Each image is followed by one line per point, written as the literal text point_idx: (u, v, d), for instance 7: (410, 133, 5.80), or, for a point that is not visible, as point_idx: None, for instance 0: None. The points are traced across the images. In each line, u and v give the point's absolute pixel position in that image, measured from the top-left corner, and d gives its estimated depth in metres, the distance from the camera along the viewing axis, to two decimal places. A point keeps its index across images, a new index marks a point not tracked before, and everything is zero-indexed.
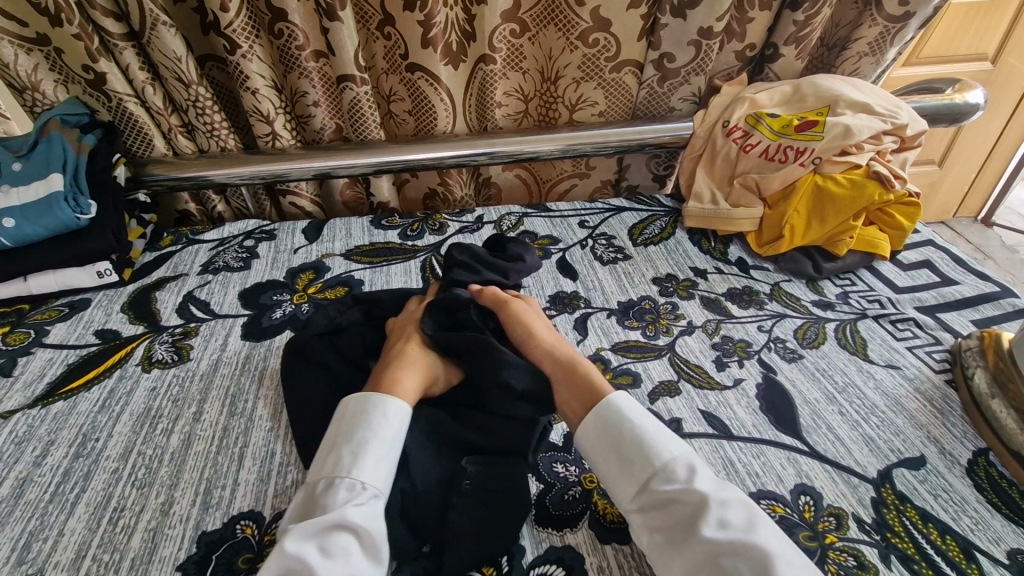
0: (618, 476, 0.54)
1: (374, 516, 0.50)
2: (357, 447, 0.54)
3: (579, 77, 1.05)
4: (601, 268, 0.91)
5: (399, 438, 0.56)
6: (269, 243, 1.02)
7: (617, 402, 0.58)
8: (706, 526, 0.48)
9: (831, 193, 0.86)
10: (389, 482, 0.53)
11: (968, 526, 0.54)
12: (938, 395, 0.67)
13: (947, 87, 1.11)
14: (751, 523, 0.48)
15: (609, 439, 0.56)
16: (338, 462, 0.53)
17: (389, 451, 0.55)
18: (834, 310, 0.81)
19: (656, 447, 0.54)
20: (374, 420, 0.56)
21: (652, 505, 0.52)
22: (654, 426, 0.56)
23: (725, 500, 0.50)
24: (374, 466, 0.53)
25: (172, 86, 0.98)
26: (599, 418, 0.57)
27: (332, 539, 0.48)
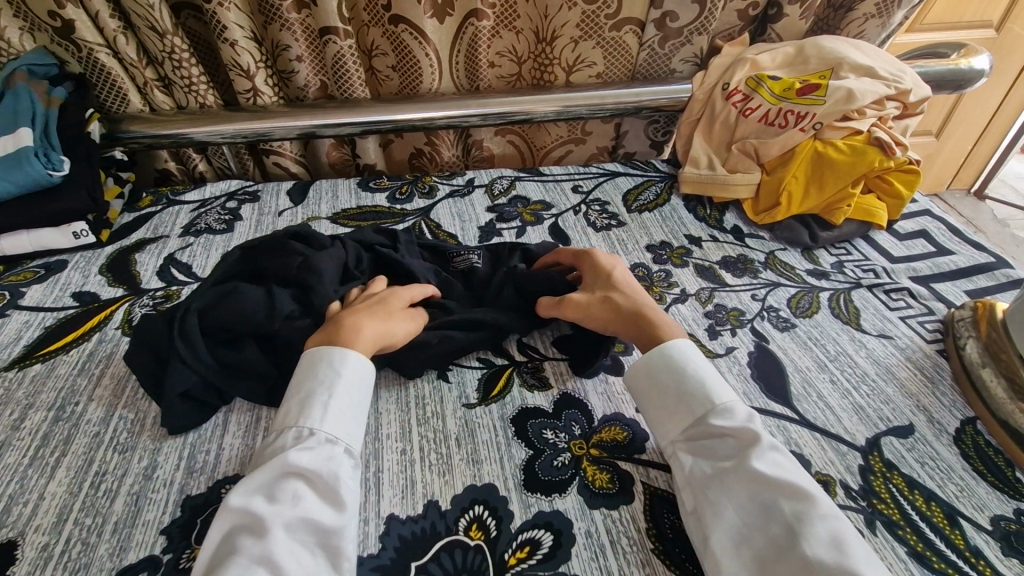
0: (674, 412, 0.57)
1: (326, 460, 0.53)
2: (311, 400, 0.56)
3: (577, 37, 1.00)
4: (594, 234, 0.89)
5: (347, 387, 0.58)
6: (253, 205, 0.99)
7: (685, 353, 0.60)
8: (755, 460, 0.51)
9: (830, 159, 0.84)
10: (342, 428, 0.56)
11: (953, 493, 0.54)
12: (928, 363, 0.67)
13: (952, 52, 1.09)
14: (795, 468, 0.51)
15: (668, 380, 0.59)
16: (289, 417, 0.56)
17: (343, 397, 0.57)
18: (828, 279, 0.80)
19: (718, 393, 0.57)
20: (326, 374, 0.58)
21: (703, 438, 0.55)
22: (715, 376, 0.59)
23: (776, 446, 0.53)
24: (327, 413, 0.56)
25: (145, 36, 0.92)
26: (665, 359, 0.60)
27: (281, 484, 0.50)
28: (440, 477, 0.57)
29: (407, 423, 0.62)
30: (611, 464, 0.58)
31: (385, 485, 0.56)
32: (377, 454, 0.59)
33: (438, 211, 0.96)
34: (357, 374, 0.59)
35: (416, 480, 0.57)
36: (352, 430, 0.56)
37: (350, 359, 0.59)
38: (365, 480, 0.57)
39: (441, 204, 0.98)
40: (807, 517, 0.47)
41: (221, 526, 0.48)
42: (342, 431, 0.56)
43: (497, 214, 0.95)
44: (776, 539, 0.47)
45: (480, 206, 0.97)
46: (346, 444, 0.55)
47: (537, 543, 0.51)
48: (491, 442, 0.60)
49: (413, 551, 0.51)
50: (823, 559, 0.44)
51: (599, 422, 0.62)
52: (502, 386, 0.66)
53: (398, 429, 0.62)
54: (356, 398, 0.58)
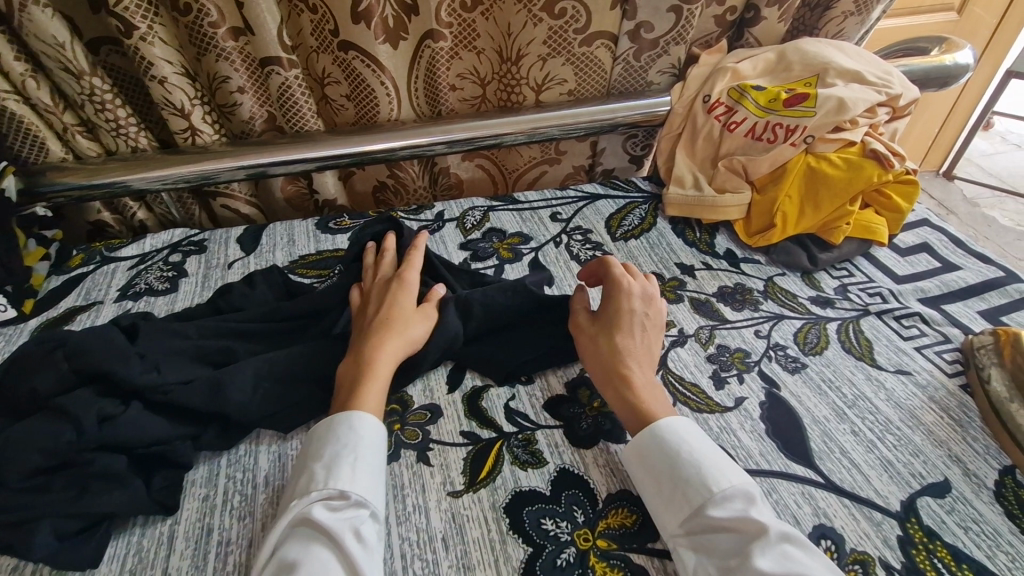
0: (668, 499, 0.51)
1: (353, 523, 0.48)
2: (335, 460, 0.52)
3: (544, 54, 0.92)
4: (578, 269, 0.82)
5: (370, 446, 0.54)
6: (199, 258, 0.89)
7: (677, 430, 0.54)
8: (762, 559, 0.44)
9: (824, 174, 0.79)
10: (371, 487, 0.51)
11: (1005, 564, 0.48)
12: (954, 403, 0.61)
13: (934, 47, 1.04)
14: (813, 561, 0.45)
15: (660, 462, 0.52)
16: (313, 479, 0.51)
17: (366, 456, 0.53)
18: (834, 307, 0.74)
19: (711, 474, 0.50)
20: (347, 431, 0.54)
21: (703, 532, 0.48)
22: (713, 453, 0.53)
23: (785, 536, 0.46)
24: (355, 472, 0.51)
25: (60, 79, 0.82)
26: (655, 437, 0.54)
27: (311, 552, 0.46)
28: None
29: (385, 523, 0.54)
30: (622, 558, 0.51)
31: None
32: None
33: None
34: (377, 433, 0.55)
35: None
36: (381, 492, 0.52)
37: (371, 417, 0.55)
38: None
39: None
40: None
41: None
42: (371, 492, 0.51)
43: (471, 252, 0.87)
44: None
45: (452, 243, 0.89)
46: (374, 506, 0.50)
47: None
48: (484, 541, 0.52)
49: None
50: None
51: (604, 504, 0.55)
52: (491, 465, 0.58)
53: None
54: (380, 457, 0.54)
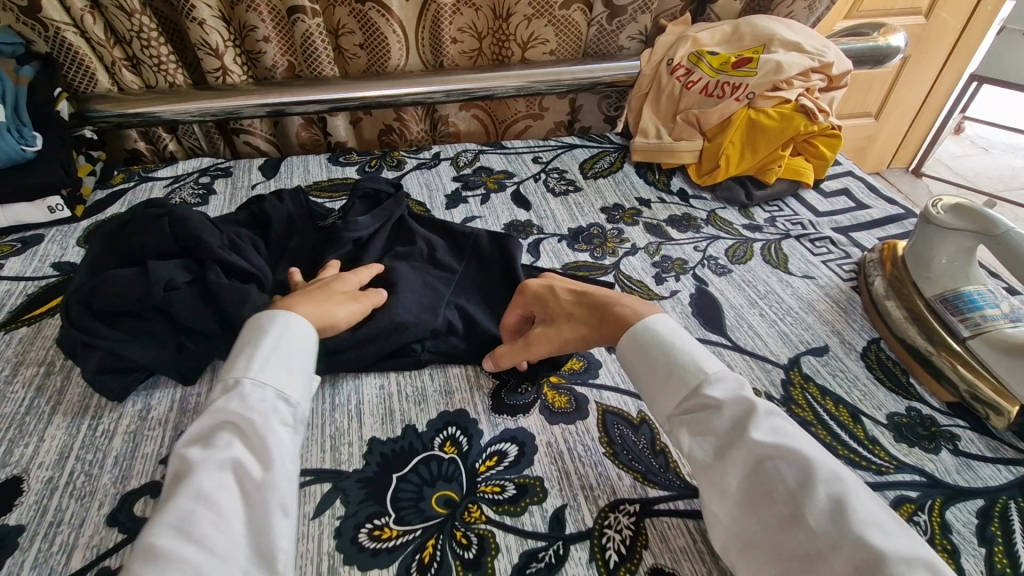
0: (660, 388, 0.57)
1: (255, 403, 0.52)
2: (239, 355, 0.56)
3: (530, 14, 1.06)
4: (553, 199, 0.97)
5: (274, 341, 0.57)
6: (226, 180, 1.03)
7: (666, 330, 0.59)
8: (753, 431, 0.50)
9: (762, 125, 0.93)
10: (275, 372, 0.55)
11: (858, 397, 0.63)
12: (843, 297, 0.77)
13: (873, 32, 1.20)
14: (797, 431, 0.50)
15: (655, 357, 0.58)
16: (221, 373, 0.55)
17: (278, 346, 0.57)
18: (761, 231, 0.89)
19: (702, 364, 0.56)
20: (254, 332, 0.58)
21: (696, 414, 0.54)
22: (700, 346, 0.58)
23: (770, 411, 0.52)
24: (257, 361, 0.55)
25: (113, 16, 0.95)
26: (653, 347, 0.58)
27: (213, 433, 0.51)
28: (416, 406, 0.63)
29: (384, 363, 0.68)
30: (569, 388, 0.65)
31: (366, 414, 0.62)
32: (358, 390, 0.65)
33: (407, 181, 1.02)
34: (285, 328, 0.58)
35: (394, 409, 0.63)
36: (294, 375, 0.56)
37: (277, 316, 0.59)
38: (348, 411, 0.62)
39: (409, 175, 1.03)
40: (814, 482, 0.46)
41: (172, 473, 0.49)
42: (273, 375, 0.55)
43: (462, 183, 1.01)
44: (784, 506, 0.46)
45: (446, 176, 1.03)
46: (283, 387, 0.55)
47: (504, 453, 0.58)
48: (462, 376, 0.67)
49: (393, 465, 0.57)
50: (836, 519, 0.44)
51: None
52: None
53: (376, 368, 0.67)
54: (290, 347, 0.58)
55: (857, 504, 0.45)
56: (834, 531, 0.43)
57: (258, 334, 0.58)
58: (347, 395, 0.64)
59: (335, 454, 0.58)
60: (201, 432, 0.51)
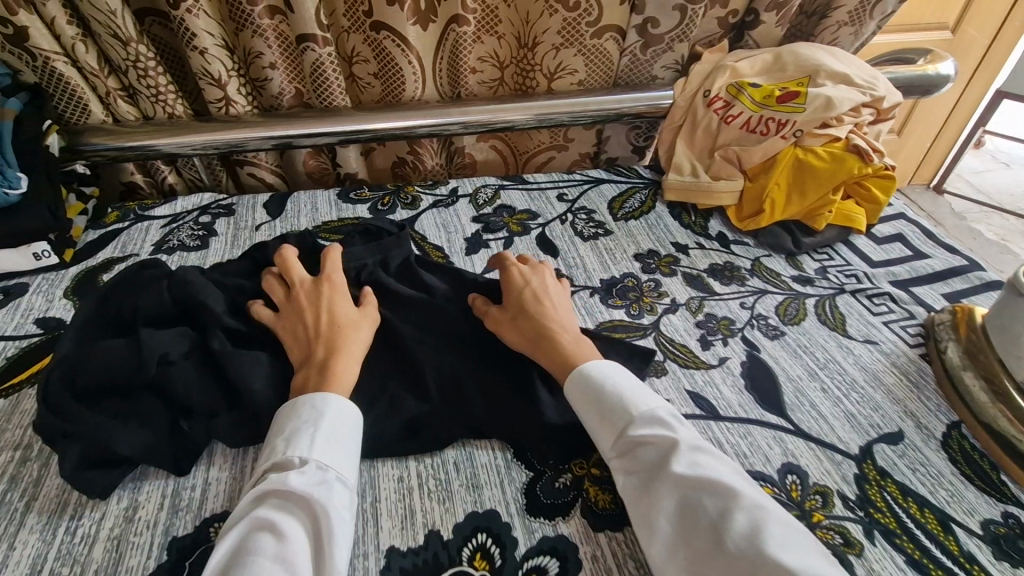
0: (599, 430, 0.56)
1: (318, 489, 0.50)
2: (295, 435, 0.53)
3: (559, 44, 0.99)
4: (582, 244, 0.89)
5: (332, 425, 0.54)
6: (228, 220, 0.95)
7: (603, 369, 0.59)
8: (675, 467, 0.50)
9: (810, 166, 0.86)
10: (335, 457, 0.52)
11: (944, 498, 0.56)
12: (913, 368, 0.69)
13: (920, 59, 1.12)
14: (719, 464, 0.50)
15: (590, 397, 0.58)
16: (274, 452, 0.52)
17: (333, 428, 0.54)
18: (813, 285, 0.81)
19: (634, 403, 0.56)
20: (308, 410, 0.54)
21: (630, 454, 0.54)
22: (634, 385, 0.58)
23: (695, 446, 0.52)
24: (315, 444, 0.52)
25: (107, 44, 0.88)
26: (584, 381, 0.59)
27: (272, 518, 0.48)
28: (440, 505, 0.55)
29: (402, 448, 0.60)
30: (612, 483, 0.58)
31: (383, 515, 0.54)
32: (373, 483, 0.57)
33: (423, 222, 0.94)
34: (340, 411, 0.55)
35: (415, 509, 0.55)
36: (350, 458, 0.53)
37: (332, 398, 0.55)
38: (362, 512, 0.55)
39: (425, 214, 0.96)
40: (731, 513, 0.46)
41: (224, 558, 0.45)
42: (334, 460, 0.52)
43: (483, 224, 0.93)
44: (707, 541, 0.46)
45: (465, 216, 0.95)
46: (341, 471, 0.52)
47: (543, 570, 0.51)
48: (491, 466, 0.59)
49: None
50: (752, 550, 0.44)
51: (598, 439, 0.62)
52: None
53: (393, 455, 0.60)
54: (347, 431, 0.55)
55: (774, 531, 0.45)
56: (752, 557, 0.43)
57: (314, 414, 0.54)
58: (361, 490, 0.57)
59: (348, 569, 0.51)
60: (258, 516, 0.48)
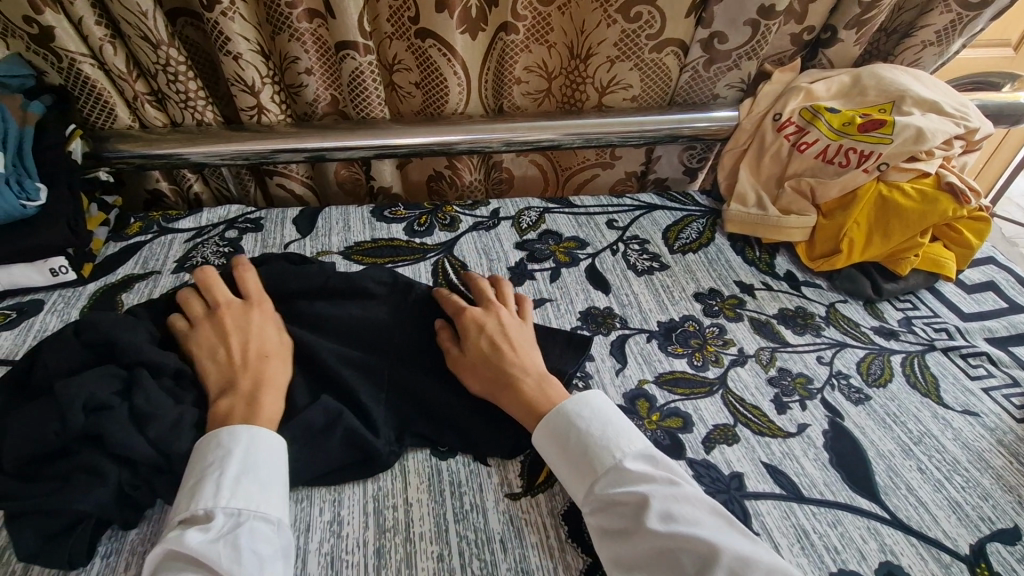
0: (571, 478, 0.53)
1: (225, 536, 0.45)
2: (201, 481, 0.48)
3: (614, 56, 0.91)
4: (636, 279, 0.81)
5: (244, 464, 0.49)
6: (256, 236, 0.90)
7: (570, 407, 0.55)
8: (648, 517, 0.47)
9: (897, 204, 0.77)
10: (245, 496, 0.48)
11: None
12: (1023, 448, 0.60)
13: (1006, 84, 1.02)
14: (697, 513, 0.47)
15: (560, 441, 0.54)
16: (179, 506, 0.47)
17: (241, 467, 0.49)
18: (898, 339, 0.72)
19: (605, 448, 0.52)
20: (215, 451, 0.50)
21: (604, 503, 0.50)
22: (604, 423, 0.54)
23: (670, 493, 0.48)
24: (221, 487, 0.48)
25: (137, 47, 0.82)
26: (552, 420, 0.55)
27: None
28: None
29: (443, 519, 0.54)
30: None
31: None
32: (410, 561, 0.50)
33: (463, 246, 0.87)
34: (250, 442, 0.51)
35: None
36: (265, 497, 0.49)
37: (241, 431, 0.51)
38: None
39: (465, 238, 0.89)
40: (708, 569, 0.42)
41: None
42: (244, 500, 0.48)
43: (527, 252, 0.86)
44: None
45: (507, 242, 0.88)
46: (252, 514, 0.47)
47: None
48: (543, 546, 0.52)
49: None
50: None
51: None
52: (548, 471, 0.58)
53: (432, 527, 0.53)
54: (263, 466, 0.50)
55: None
56: None
57: (221, 454, 0.50)
58: (397, 569, 0.50)
59: None
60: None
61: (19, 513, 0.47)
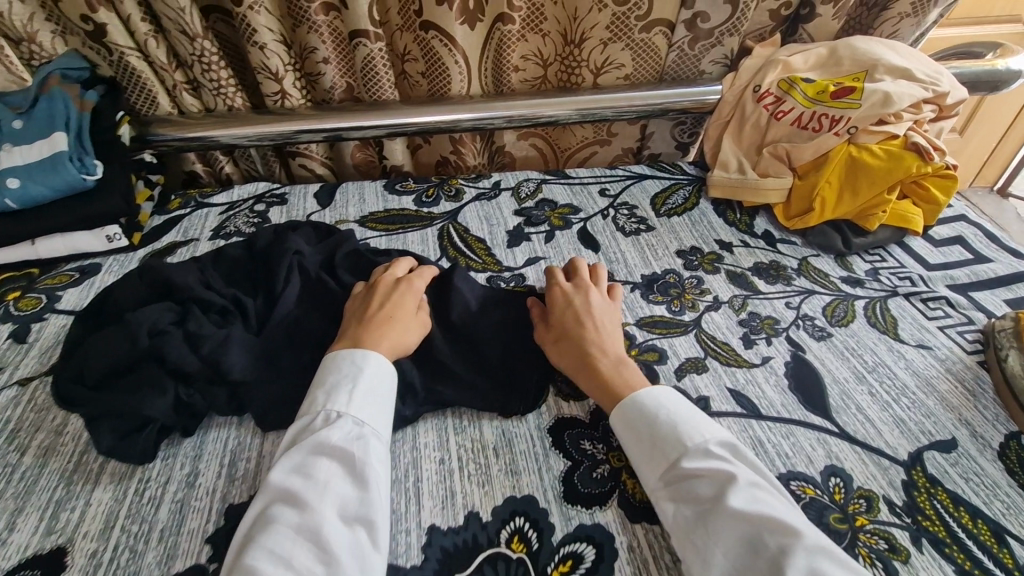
0: (645, 460, 0.55)
1: (352, 439, 0.54)
2: (336, 389, 0.58)
3: (606, 39, 0.99)
4: (623, 239, 0.89)
5: (370, 385, 0.58)
6: (281, 208, 1.00)
7: (651, 395, 0.58)
8: (734, 496, 0.48)
9: (865, 164, 0.83)
10: (369, 411, 0.57)
11: (999, 510, 0.54)
12: (970, 375, 0.66)
13: (988, 53, 1.07)
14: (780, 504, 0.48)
15: (641, 422, 0.56)
16: (315, 403, 0.57)
17: (368, 387, 0.58)
18: (863, 287, 0.79)
19: (686, 432, 0.54)
20: (348, 365, 0.59)
21: (678, 482, 0.52)
22: (684, 413, 0.56)
23: (755, 482, 0.50)
24: (352, 399, 0.57)
25: (176, 40, 0.93)
26: (630, 405, 0.58)
27: (314, 461, 0.52)
28: (479, 488, 0.57)
29: (445, 432, 0.62)
30: None
31: (425, 495, 0.57)
32: (416, 464, 0.59)
33: (466, 214, 0.96)
34: (378, 370, 0.60)
35: (456, 491, 0.57)
36: (383, 416, 0.57)
37: (371, 356, 0.60)
38: (405, 490, 0.57)
39: (468, 207, 0.98)
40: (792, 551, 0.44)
41: (266, 498, 0.50)
42: (368, 414, 0.56)
43: (525, 218, 0.94)
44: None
45: (507, 210, 0.97)
46: (374, 426, 0.56)
47: (580, 556, 0.52)
48: (530, 453, 0.60)
49: (456, 563, 0.51)
50: None
51: None
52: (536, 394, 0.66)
53: (436, 439, 0.62)
54: (382, 391, 0.59)
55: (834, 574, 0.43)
56: None
57: (353, 370, 0.59)
58: (405, 469, 0.59)
59: (392, 544, 0.53)
60: (299, 461, 0.52)
61: (102, 416, 0.59)
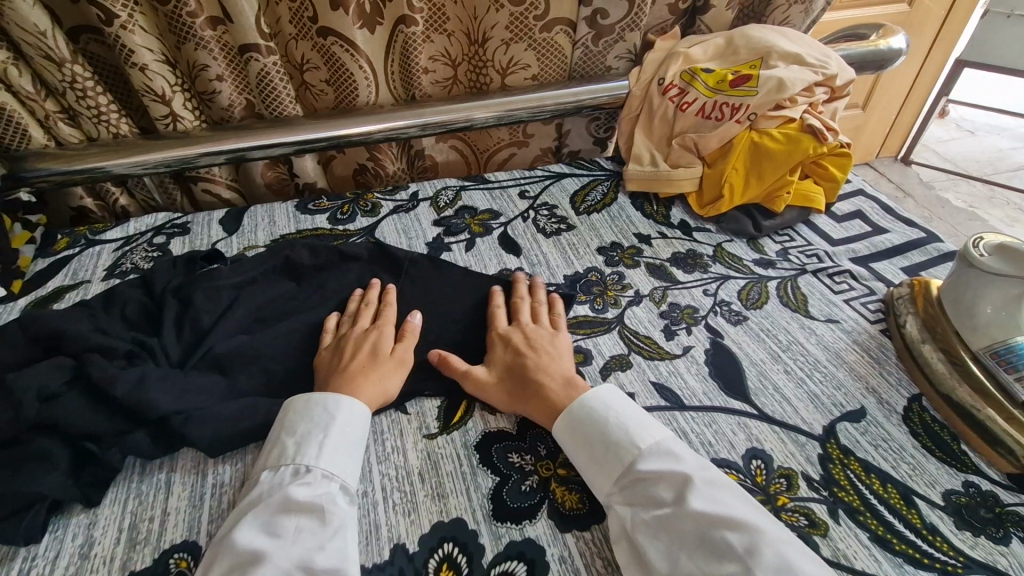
0: (596, 468, 0.55)
1: (322, 493, 0.52)
2: (306, 437, 0.56)
3: (509, 39, 0.98)
4: (544, 241, 0.88)
5: (342, 437, 0.57)
6: (183, 238, 0.93)
7: (602, 404, 0.59)
8: (693, 497, 0.49)
9: (766, 148, 0.86)
10: (339, 463, 0.55)
11: (907, 472, 0.56)
12: (874, 345, 0.69)
13: (872, 34, 1.13)
14: (735, 501, 0.49)
15: (590, 429, 0.57)
16: (284, 453, 0.56)
17: (338, 436, 0.57)
18: (775, 267, 0.81)
19: (637, 437, 0.55)
20: (319, 413, 0.58)
21: (633, 485, 0.53)
22: (634, 419, 0.57)
23: (711, 480, 0.51)
24: (322, 451, 0.56)
25: (41, 67, 0.85)
26: (580, 412, 0.59)
27: (280, 517, 0.50)
28: (405, 518, 0.55)
29: (367, 463, 0.59)
30: (580, 484, 0.58)
31: None
32: None
33: (384, 229, 0.93)
34: (352, 416, 0.59)
35: (380, 523, 0.54)
36: (354, 468, 0.56)
37: (344, 404, 0.59)
38: None
39: (386, 221, 0.94)
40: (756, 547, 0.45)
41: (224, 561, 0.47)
42: (340, 467, 0.55)
43: (444, 227, 0.92)
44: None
45: (426, 220, 0.94)
46: (344, 479, 0.55)
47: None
48: (457, 473, 0.58)
49: None
50: None
51: None
52: (462, 411, 0.64)
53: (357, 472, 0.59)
54: (353, 442, 0.58)
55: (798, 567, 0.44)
56: None
57: (324, 419, 0.58)
58: None
59: None
60: (265, 518, 0.50)
61: None
